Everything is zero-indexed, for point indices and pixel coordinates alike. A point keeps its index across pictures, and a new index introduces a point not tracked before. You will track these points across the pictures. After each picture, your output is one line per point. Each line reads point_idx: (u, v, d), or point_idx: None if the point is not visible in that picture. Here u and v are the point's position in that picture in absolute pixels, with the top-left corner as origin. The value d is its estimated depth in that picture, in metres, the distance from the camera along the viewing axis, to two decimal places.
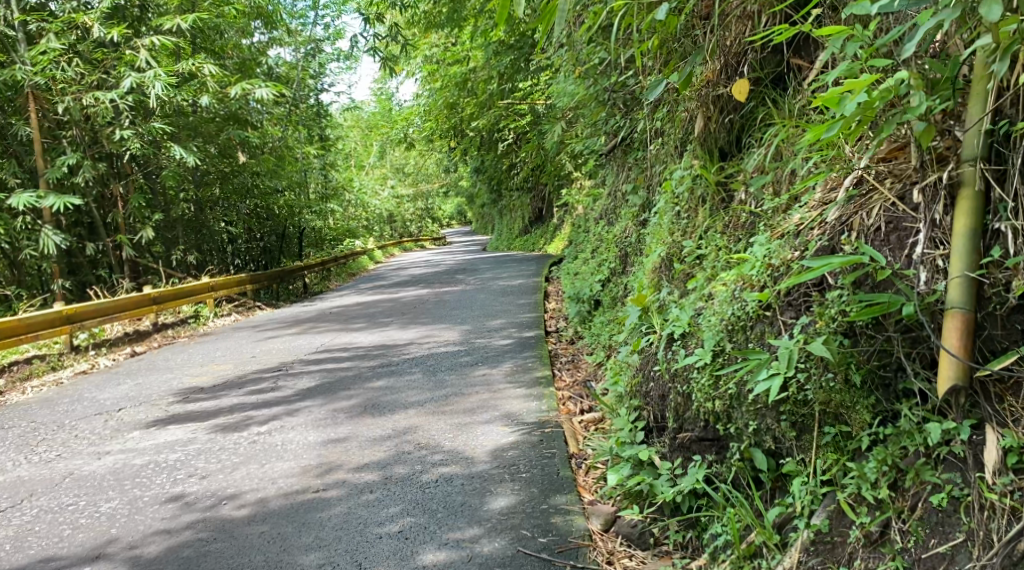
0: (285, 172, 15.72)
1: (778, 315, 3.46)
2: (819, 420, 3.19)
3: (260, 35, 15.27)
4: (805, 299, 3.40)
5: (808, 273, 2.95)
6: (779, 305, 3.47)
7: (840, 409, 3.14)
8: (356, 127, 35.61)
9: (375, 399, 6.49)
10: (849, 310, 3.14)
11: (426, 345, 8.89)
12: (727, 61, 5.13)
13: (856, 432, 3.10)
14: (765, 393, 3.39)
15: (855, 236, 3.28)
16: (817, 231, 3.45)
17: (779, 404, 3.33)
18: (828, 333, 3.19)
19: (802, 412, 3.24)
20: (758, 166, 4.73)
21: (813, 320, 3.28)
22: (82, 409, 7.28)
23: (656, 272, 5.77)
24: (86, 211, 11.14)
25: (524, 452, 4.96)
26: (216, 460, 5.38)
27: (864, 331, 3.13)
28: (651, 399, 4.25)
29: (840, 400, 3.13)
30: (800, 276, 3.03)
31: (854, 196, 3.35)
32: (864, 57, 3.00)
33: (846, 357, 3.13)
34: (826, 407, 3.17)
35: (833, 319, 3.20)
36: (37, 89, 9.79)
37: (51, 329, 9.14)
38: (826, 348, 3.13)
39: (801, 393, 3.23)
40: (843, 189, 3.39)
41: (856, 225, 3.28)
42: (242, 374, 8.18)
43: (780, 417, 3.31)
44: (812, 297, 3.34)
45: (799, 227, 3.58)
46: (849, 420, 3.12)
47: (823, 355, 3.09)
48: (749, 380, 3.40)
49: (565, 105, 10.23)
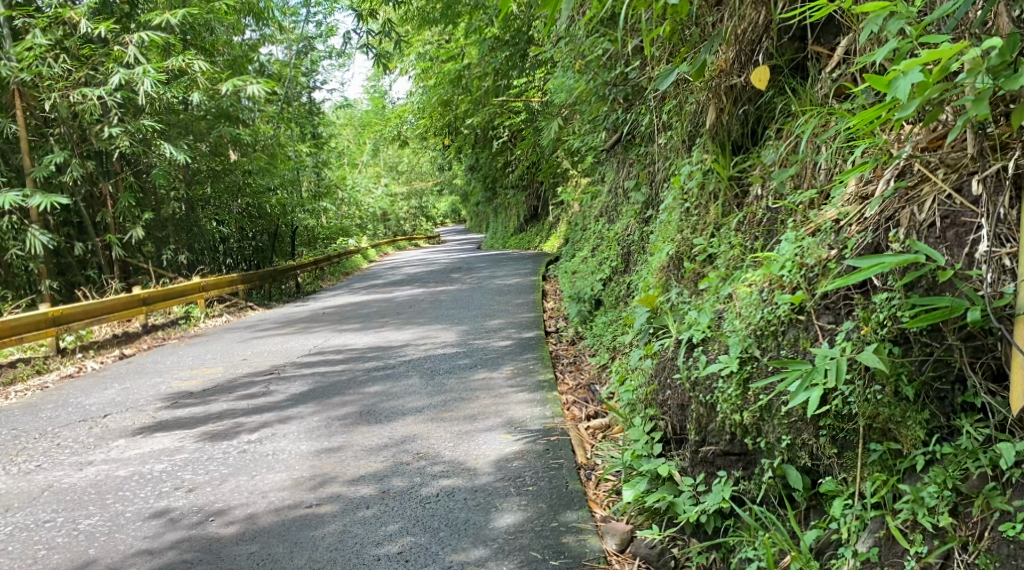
0: (277, 171, 15.42)
1: (814, 319, 3.23)
2: (864, 436, 2.96)
3: (251, 31, 14.97)
4: (847, 301, 3.18)
5: (855, 275, 2.71)
6: (816, 308, 3.25)
7: (888, 424, 2.91)
8: (350, 125, 35.34)
9: (371, 405, 6.20)
10: (901, 316, 2.91)
11: (423, 347, 8.60)
12: (741, 49, 4.85)
13: (907, 451, 2.87)
14: (801, 406, 3.17)
15: (903, 233, 3.06)
16: (857, 228, 3.24)
17: (817, 419, 3.10)
18: (877, 341, 2.97)
19: (845, 428, 3.01)
20: (778, 160, 4.48)
21: (857, 325, 3.06)
22: (65, 415, 6.97)
23: (664, 271, 5.52)
24: (73, 210, 10.83)
25: (529, 462, 4.68)
26: (204, 471, 5.10)
27: (915, 337, 2.92)
28: (668, 408, 3.99)
29: (888, 414, 2.91)
30: (846, 278, 2.79)
31: (901, 190, 3.13)
32: (915, 34, 2.72)
33: (897, 367, 2.92)
34: (873, 422, 2.94)
35: (882, 324, 2.97)
36: (23, 86, 9.51)
37: (37, 331, 8.83)
38: (878, 357, 2.89)
39: (845, 406, 3.01)
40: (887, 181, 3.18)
41: (905, 221, 3.07)
42: (234, 378, 7.88)
43: (819, 431, 3.08)
44: (854, 300, 3.12)
45: (837, 223, 3.36)
46: (899, 437, 2.89)
47: (876, 366, 2.85)
48: (785, 392, 3.17)
49: (564, 99, 9.96)
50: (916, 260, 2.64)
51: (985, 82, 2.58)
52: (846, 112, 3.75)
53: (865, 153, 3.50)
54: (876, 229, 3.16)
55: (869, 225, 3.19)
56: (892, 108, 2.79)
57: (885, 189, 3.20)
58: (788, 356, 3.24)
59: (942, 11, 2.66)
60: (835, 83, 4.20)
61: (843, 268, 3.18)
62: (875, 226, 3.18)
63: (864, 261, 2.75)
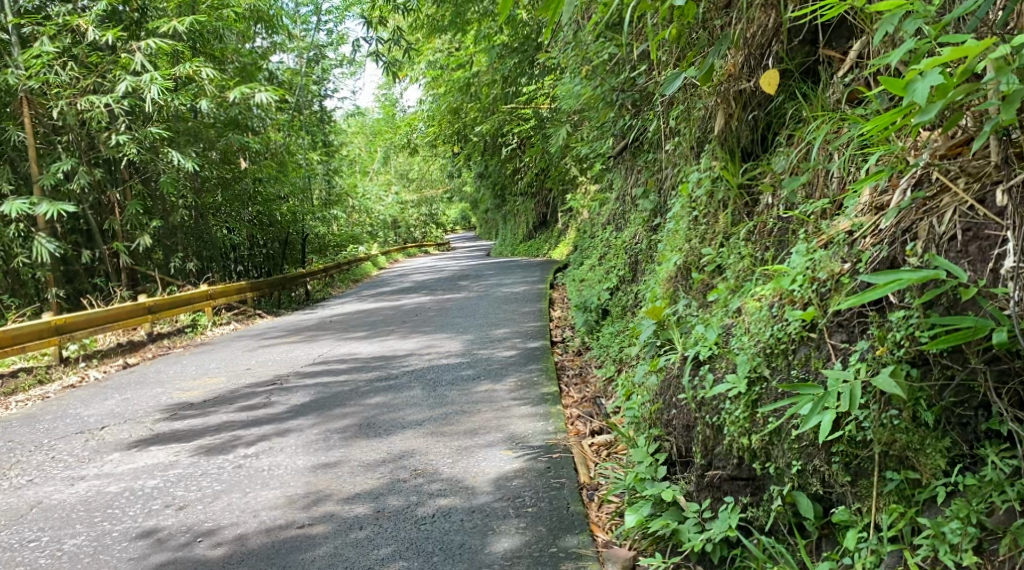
0: (287, 179, 15.32)
1: (826, 338, 3.06)
2: (880, 464, 2.79)
3: (261, 39, 14.89)
4: (860, 319, 3.00)
5: (870, 293, 2.53)
6: (828, 326, 3.08)
7: (905, 452, 2.73)
8: (361, 133, 35.26)
9: (371, 418, 6.05)
10: (919, 336, 2.74)
11: (427, 357, 8.46)
12: (750, 53, 4.72)
13: (927, 480, 2.69)
14: (813, 430, 2.99)
15: (921, 246, 2.89)
16: (872, 241, 3.07)
17: (830, 444, 2.93)
18: (894, 363, 2.79)
19: (859, 455, 2.84)
20: (789, 168, 4.33)
21: (872, 345, 2.89)
22: (62, 427, 6.84)
23: (672, 282, 5.38)
24: (81, 217, 10.72)
25: (530, 482, 4.52)
26: (197, 487, 4.95)
27: (935, 358, 2.75)
28: (674, 428, 3.83)
29: (906, 441, 2.73)
30: (861, 295, 2.61)
31: (920, 199, 2.96)
32: (932, 34, 2.55)
33: (915, 391, 2.74)
34: (889, 449, 2.77)
35: (898, 344, 2.80)
36: (31, 93, 9.42)
37: (39, 340, 8.71)
38: (896, 380, 2.72)
39: (859, 432, 2.84)
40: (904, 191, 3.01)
41: (924, 232, 2.90)
42: (235, 388, 7.75)
43: (831, 457, 2.91)
44: (869, 318, 2.95)
45: (850, 235, 3.18)
46: (917, 466, 2.72)
47: (894, 391, 2.68)
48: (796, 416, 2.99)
49: (571, 106, 9.81)
50: (935, 276, 2.48)
51: (1010, 83, 2.39)
52: (859, 117, 3.60)
53: (879, 160, 3.32)
54: (893, 242, 2.99)
55: (885, 237, 3.02)
56: (909, 113, 2.61)
57: (901, 200, 3.03)
58: (799, 377, 3.07)
59: (963, 9, 2.49)
60: (848, 87, 4.06)
61: (856, 284, 3.01)
62: (891, 238, 3.01)
63: (879, 277, 2.57)
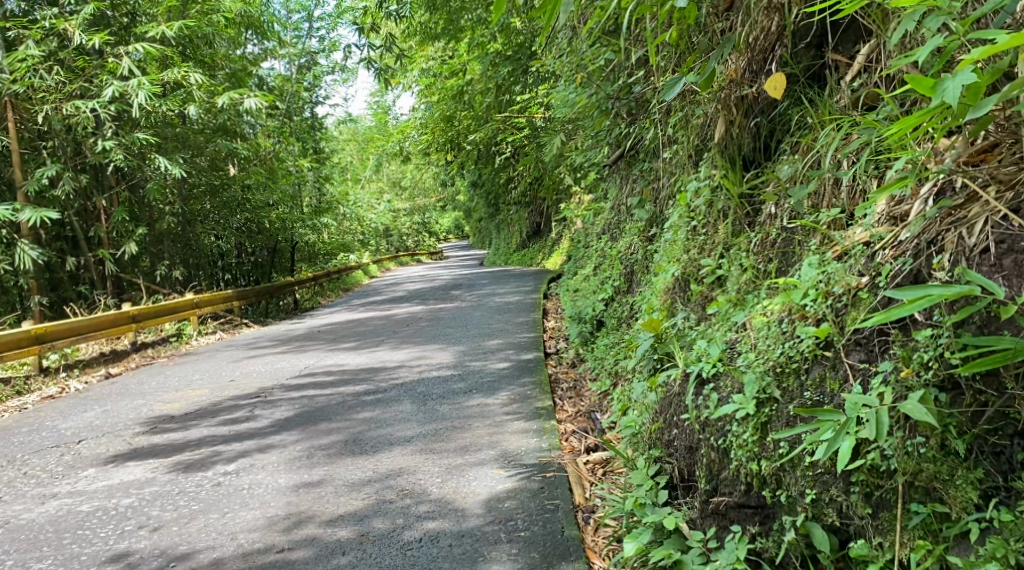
0: (277, 186, 15.09)
1: (843, 357, 2.87)
2: (904, 495, 2.62)
3: (253, 45, 14.68)
4: (881, 337, 2.81)
5: (898, 311, 2.37)
6: (845, 345, 2.89)
7: (932, 483, 2.58)
8: (353, 141, 34.99)
9: (358, 433, 5.83)
10: (951, 356, 2.56)
11: (417, 369, 8.25)
12: (753, 57, 4.55)
13: (957, 515, 2.53)
14: (828, 457, 2.82)
15: (950, 259, 2.71)
16: (892, 253, 2.88)
17: (849, 473, 2.76)
18: (922, 387, 2.62)
19: (882, 486, 2.67)
20: (793, 177, 4.16)
21: (897, 366, 2.71)
22: (38, 440, 6.59)
23: (669, 293, 5.23)
24: (67, 224, 10.46)
25: (523, 503, 4.33)
26: (173, 507, 4.73)
27: (967, 383, 2.57)
28: (675, 451, 3.64)
29: (934, 472, 2.57)
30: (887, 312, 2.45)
31: (947, 208, 2.77)
32: (959, 30, 2.40)
33: (944, 418, 2.58)
34: (915, 480, 2.60)
35: (925, 366, 2.63)
36: (16, 97, 9.16)
37: (18, 349, 8.44)
38: (926, 405, 2.57)
39: (882, 462, 2.66)
40: (926, 201, 2.86)
41: (950, 243, 2.72)
42: (218, 401, 7.52)
43: (850, 486, 2.74)
44: (892, 337, 2.75)
45: (868, 246, 3.00)
46: (946, 499, 2.56)
47: (926, 418, 2.52)
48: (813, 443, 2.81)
49: (565, 114, 9.65)
50: (968, 293, 2.33)
51: None
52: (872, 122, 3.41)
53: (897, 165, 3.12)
54: (917, 254, 2.80)
55: (907, 249, 2.83)
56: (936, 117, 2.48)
57: (923, 209, 2.85)
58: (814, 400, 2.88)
59: (991, 5, 2.33)
60: (858, 93, 3.90)
61: (879, 300, 2.82)
62: (914, 250, 2.82)
63: (907, 292, 2.42)
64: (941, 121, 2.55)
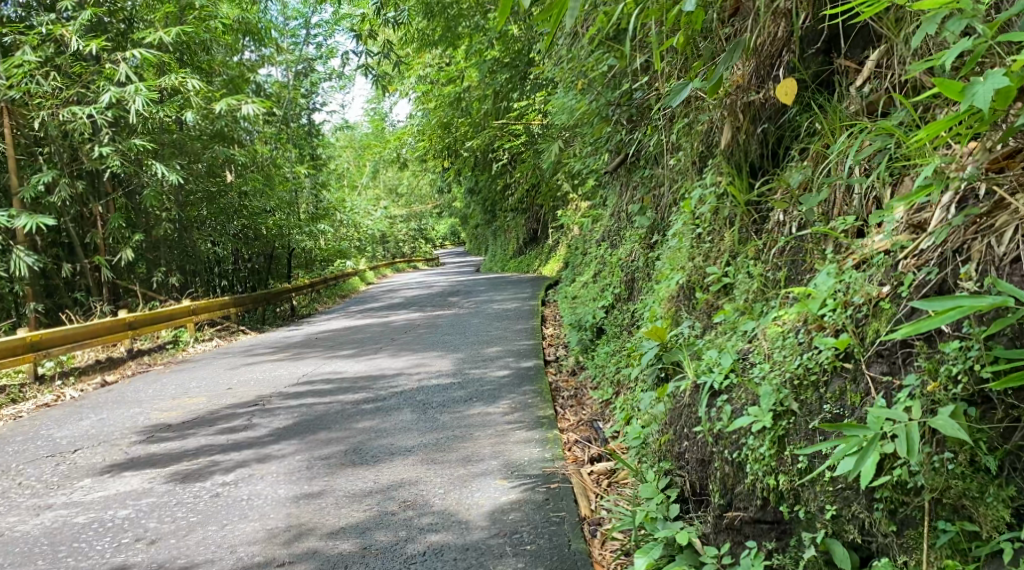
0: (274, 193, 15.01)
1: (864, 369, 2.85)
2: (931, 513, 2.59)
3: (250, 51, 14.60)
4: (904, 349, 2.78)
5: (928, 322, 2.31)
6: (867, 357, 2.86)
7: (961, 500, 2.54)
8: (350, 148, 34.91)
9: (359, 442, 5.74)
10: (981, 369, 2.54)
11: (416, 377, 8.16)
12: (760, 63, 4.48)
13: (988, 534, 2.49)
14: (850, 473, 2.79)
15: (978, 269, 2.69)
16: (915, 262, 2.86)
17: (872, 489, 2.73)
18: (951, 402, 2.59)
19: (907, 503, 2.63)
20: (802, 183, 4.07)
21: (923, 380, 2.67)
22: (32, 449, 6.48)
23: (673, 301, 5.15)
24: (63, 230, 10.36)
25: (528, 515, 4.25)
26: (170, 519, 4.64)
27: (998, 398, 2.54)
28: (687, 464, 3.59)
29: (963, 490, 2.54)
30: (918, 324, 2.37)
31: (974, 217, 2.73)
32: (986, 33, 2.37)
33: (974, 433, 2.55)
34: (942, 498, 2.57)
35: (953, 379, 2.60)
36: (12, 103, 9.07)
37: (13, 357, 8.34)
38: (957, 420, 2.53)
39: (908, 478, 2.63)
40: (948, 211, 2.82)
41: (978, 252, 2.70)
42: (216, 409, 7.42)
43: (873, 503, 2.71)
44: (917, 349, 2.73)
45: (889, 255, 2.97)
46: (976, 518, 2.52)
47: (958, 434, 2.48)
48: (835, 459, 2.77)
49: (565, 121, 9.59)
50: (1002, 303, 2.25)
51: None
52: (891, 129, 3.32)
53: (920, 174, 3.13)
54: (943, 263, 2.77)
55: (932, 258, 2.81)
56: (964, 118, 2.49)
57: (946, 218, 2.82)
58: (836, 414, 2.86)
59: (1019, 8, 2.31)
60: (867, 98, 3.84)
61: (905, 311, 2.80)
62: (940, 260, 2.79)
63: (938, 303, 2.34)
64: (970, 124, 2.55)
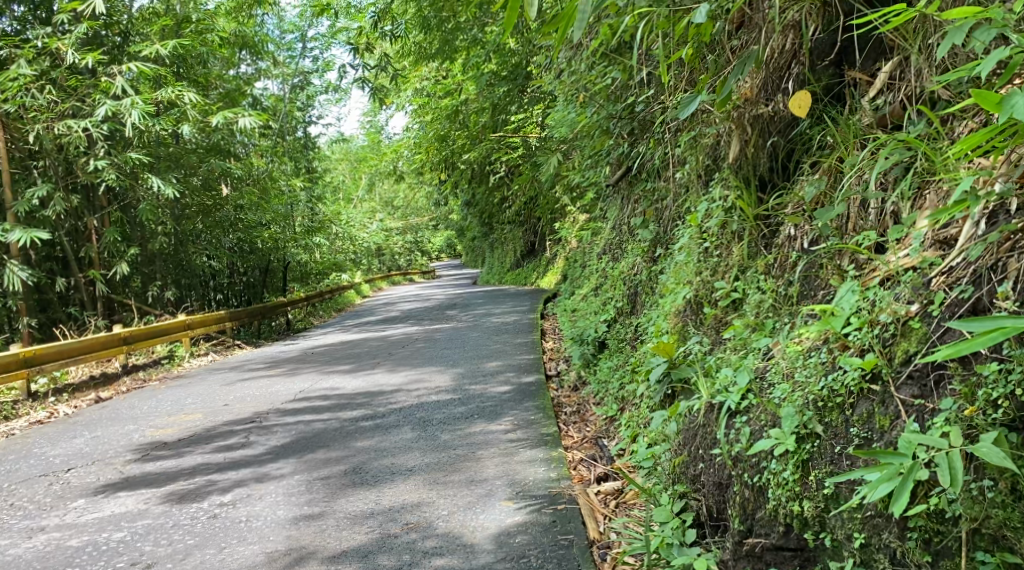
0: (272, 206, 14.91)
1: (894, 392, 2.82)
2: (969, 543, 2.53)
3: (246, 64, 14.51)
4: (936, 371, 2.76)
5: (965, 345, 2.25)
6: (897, 378, 2.83)
7: (1002, 531, 2.47)
8: (345, 160, 34.79)
9: (361, 461, 5.63)
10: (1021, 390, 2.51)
11: (416, 392, 8.05)
12: (769, 75, 4.40)
13: None
14: (880, 500, 2.74)
15: (1014, 287, 2.67)
16: (946, 279, 2.87)
17: (904, 518, 2.67)
18: (992, 428, 2.54)
19: (943, 532, 2.58)
20: (817, 197, 3.99)
21: (962, 404, 2.63)
22: (25, 469, 6.34)
23: (679, 316, 5.05)
24: (57, 244, 10.25)
25: (535, 539, 4.14)
26: (167, 541, 4.52)
27: None
28: (703, 486, 3.51)
29: (1004, 519, 2.47)
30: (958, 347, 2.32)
31: (1008, 235, 2.73)
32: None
33: (1018, 460, 2.49)
34: (981, 528, 2.50)
35: (992, 403, 2.57)
36: (7, 117, 8.95)
37: (6, 373, 8.19)
38: (1001, 447, 2.49)
39: (946, 507, 2.57)
40: (980, 229, 2.83)
41: (1015, 269, 2.68)
42: (212, 426, 7.30)
43: (906, 532, 2.66)
44: (951, 369, 2.71)
45: (919, 272, 2.97)
46: (1018, 549, 2.45)
47: (1001, 461, 2.42)
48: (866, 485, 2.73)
49: (565, 134, 9.52)
50: None
51: None
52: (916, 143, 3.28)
53: (950, 191, 3.11)
54: (977, 281, 2.77)
55: (964, 276, 2.81)
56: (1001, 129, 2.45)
57: (978, 235, 2.82)
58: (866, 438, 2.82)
59: None
60: (882, 110, 3.77)
61: (938, 330, 2.79)
62: (973, 277, 2.79)
63: (979, 325, 2.30)
64: (1007, 136, 2.52)
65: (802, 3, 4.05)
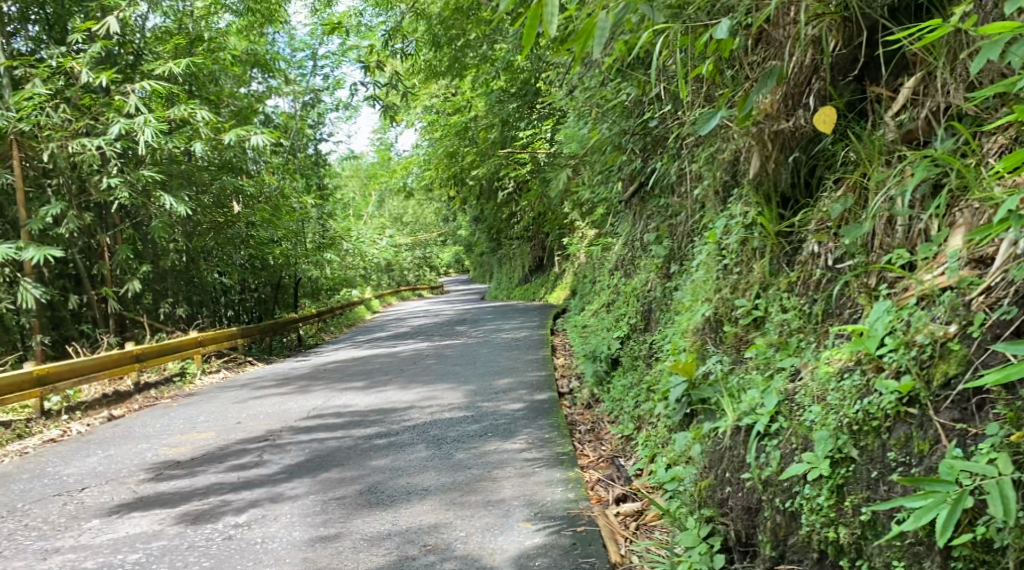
0: (283, 223, 14.92)
1: (933, 415, 2.77)
2: None
3: (258, 82, 14.55)
4: (977, 395, 2.72)
5: None
6: (937, 402, 2.79)
7: None
8: (355, 177, 34.86)
9: (376, 481, 5.58)
10: None
11: (429, 410, 7.99)
12: (788, 92, 4.35)
13: None
14: (921, 528, 2.68)
15: None
16: (986, 300, 2.84)
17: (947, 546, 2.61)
18: None
19: (988, 562, 2.51)
20: (841, 216, 3.92)
21: (1009, 430, 2.57)
22: (39, 488, 6.30)
23: (696, 334, 4.97)
24: (70, 261, 10.26)
25: (555, 562, 4.07)
26: (182, 563, 4.47)
27: None
28: (732, 510, 3.46)
29: None
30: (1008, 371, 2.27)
31: None
32: None
33: None
34: None
35: None
36: (21, 136, 8.96)
37: (19, 392, 8.17)
38: None
39: (992, 537, 2.50)
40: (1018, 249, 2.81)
41: None
42: (226, 445, 7.25)
43: (949, 561, 2.59)
44: (994, 393, 2.66)
45: (956, 292, 2.93)
46: None
47: None
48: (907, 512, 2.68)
49: (576, 150, 9.49)
50: None
51: None
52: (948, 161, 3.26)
53: (986, 210, 3.07)
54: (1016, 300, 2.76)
55: (1003, 295, 2.80)
56: None
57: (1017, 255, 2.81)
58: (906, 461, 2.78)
59: None
60: (907, 127, 3.72)
61: (978, 351, 2.76)
62: (1012, 297, 2.78)
63: None
64: None
65: (823, 18, 4.01)
